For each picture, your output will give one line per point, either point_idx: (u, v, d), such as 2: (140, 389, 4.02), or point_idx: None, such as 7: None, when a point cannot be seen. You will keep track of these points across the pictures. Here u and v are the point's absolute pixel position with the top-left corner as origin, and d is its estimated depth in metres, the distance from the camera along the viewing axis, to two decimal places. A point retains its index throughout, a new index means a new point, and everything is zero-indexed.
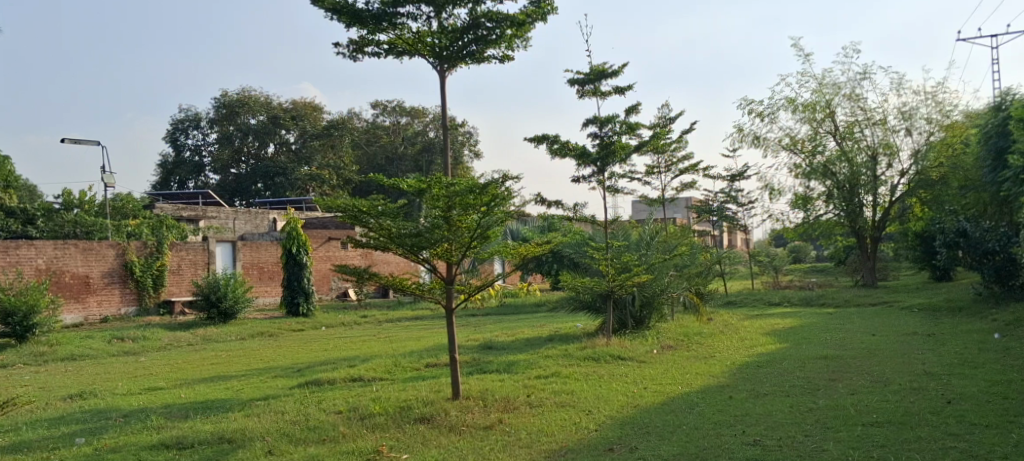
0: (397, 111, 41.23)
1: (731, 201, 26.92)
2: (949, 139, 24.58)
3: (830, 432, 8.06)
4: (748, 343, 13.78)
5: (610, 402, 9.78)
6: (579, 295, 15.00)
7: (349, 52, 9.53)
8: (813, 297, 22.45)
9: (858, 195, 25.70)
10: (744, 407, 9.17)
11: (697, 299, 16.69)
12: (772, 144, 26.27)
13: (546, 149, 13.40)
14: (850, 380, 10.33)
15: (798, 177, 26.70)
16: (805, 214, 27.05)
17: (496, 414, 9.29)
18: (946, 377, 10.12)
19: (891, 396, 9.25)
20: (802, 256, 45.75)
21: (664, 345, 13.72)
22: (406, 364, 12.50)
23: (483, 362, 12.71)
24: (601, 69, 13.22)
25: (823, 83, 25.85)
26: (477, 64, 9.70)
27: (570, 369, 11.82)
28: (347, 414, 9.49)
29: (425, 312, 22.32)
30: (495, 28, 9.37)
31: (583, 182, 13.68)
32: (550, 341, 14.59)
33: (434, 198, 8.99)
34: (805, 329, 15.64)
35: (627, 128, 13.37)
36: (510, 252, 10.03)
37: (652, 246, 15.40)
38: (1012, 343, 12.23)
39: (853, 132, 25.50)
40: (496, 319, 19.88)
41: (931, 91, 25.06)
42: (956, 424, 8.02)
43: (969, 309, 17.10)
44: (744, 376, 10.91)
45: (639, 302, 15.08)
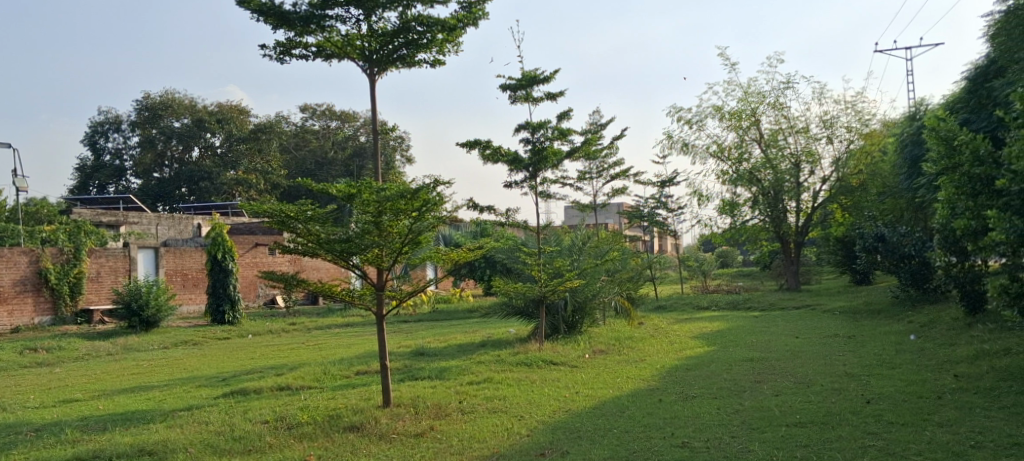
0: (327, 114, 40.74)
1: (661, 207, 27.33)
2: (868, 147, 25.48)
3: (756, 433, 8.23)
4: (677, 346, 14.00)
5: (543, 407, 9.80)
6: (511, 301, 15.01)
7: (276, 54, 9.35)
8: (740, 301, 22.95)
9: (782, 201, 26.44)
10: (673, 410, 9.30)
11: (628, 303, 16.87)
12: (700, 151, 26.79)
13: (479, 154, 13.38)
14: (774, 381, 10.60)
15: (725, 183, 27.27)
16: (732, 219, 27.65)
17: (427, 421, 9.22)
18: (865, 378, 10.46)
19: (813, 397, 9.52)
20: (730, 260, 46.76)
21: (595, 349, 13.83)
22: (336, 372, 12.31)
23: (414, 368, 12.61)
24: (533, 75, 13.27)
25: (748, 92, 26.46)
26: (408, 68, 9.63)
27: (503, 374, 11.81)
28: (274, 424, 9.29)
29: (356, 319, 22.04)
30: (426, 32, 9.32)
31: (515, 187, 13.71)
32: (483, 347, 14.57)
33: (364, 203, 8.89)
34: (731, 333, 15.97)
35: (558, 134, 13.44)
36: (442, 258, 9.97)
37: (584, 250, 15.52)
38: (927, 344, 12.72)
39: (777, 139, 26.20)
40: (428, 325, 19.74)
41: (851, 100, 25.91)
42: (874, 423, 8.29)
43: (887, 311, 17.73)
44: (674, 380, 11.08)
45: (571, 307, 15.24)
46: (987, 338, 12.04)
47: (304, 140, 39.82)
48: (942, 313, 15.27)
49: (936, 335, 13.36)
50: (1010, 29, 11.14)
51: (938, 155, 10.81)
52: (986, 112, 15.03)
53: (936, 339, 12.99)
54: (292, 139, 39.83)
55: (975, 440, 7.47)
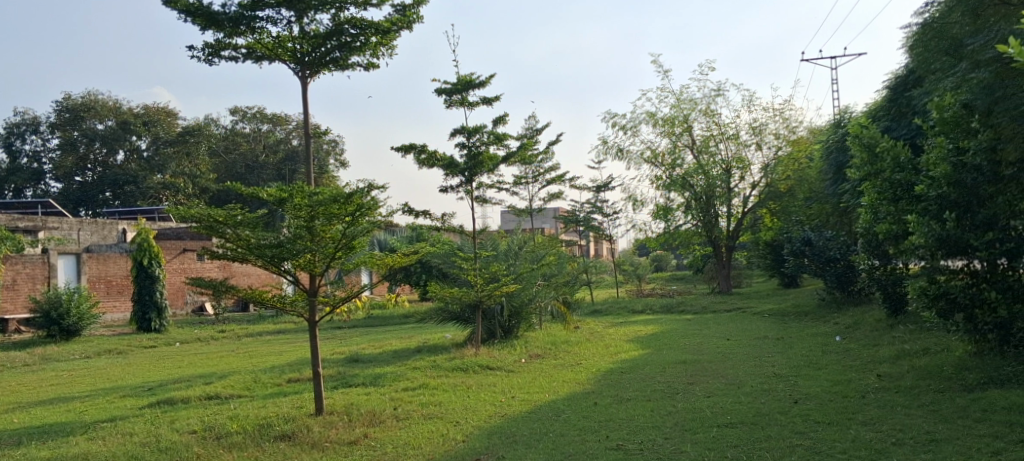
0: (258, 117, 39.99)
1: (597, 211, 27.57)
2: (795, 154, 26.19)
3: (688, 434, 8.35)
4: (612, 350, 14.15)
5: (478, 412, 9.77)
6: (447, 306, 14.93)
7: (204, 56, 9.12)
8: (673, 305, 23.29)
9: (714, 206, 26.99)
10: (608, 413, 9.38)
11: (564, 308, 16.96)
12: (634, 157, 27.14)
13: (414, 159, 13.29)
14: (706, 383, 10.78)
15: (659, 188, 27.65)
16: (665, 224, 28.10)
17: (361, 428, 9.10)
18: (793, 378, 10.71)
19: (744, 398, 9.71)
20: (663, 264, 47.47)
21: (532, 353, 13.86)
22: (267, 380, 12.06)
23: (348, 375, 12.44)
24: (468, 79, 13.25)
25: (681, 98, 26.88)
26: (341, 71, 9.51)
27: (439, 380, 11.74)
28: (203, 434, 9.05)
29: (288, 326, 21.65)
30: (359, 34, 9.23)
31: (451, 192, 13.65)
32: (418, 352, 14.47)
33: (296, 207, 8.73)
34: (665, 335, 16.21)
35: (494, 138, 13.43)
36: (377, 263, 9.86)
37: (520, 255, 15.54)
38: (852, 345, 13.11)
39: (708, 146, 26.71)
40: (362, 331, 19.50)
41: (778, 108, 26.61)
42: (801, 422, 8.49)
43: (814, 313, 18.24)
44: (609, 383, 11.17)
45: (507, 312, 15.25)
46: (907, 338, 12.49)
47: (234, 143, 38.96)
48: (866, 314, 15.76)
49: (860, 336, 13.80)
50: (927, 41, 11.57)
51: (861, 161, 11.15)
52: (906, 121, 15.58)
53: (860, 340, 13.41)
54: (221, 142, 38.94)
55: (897, 438, 7.71)
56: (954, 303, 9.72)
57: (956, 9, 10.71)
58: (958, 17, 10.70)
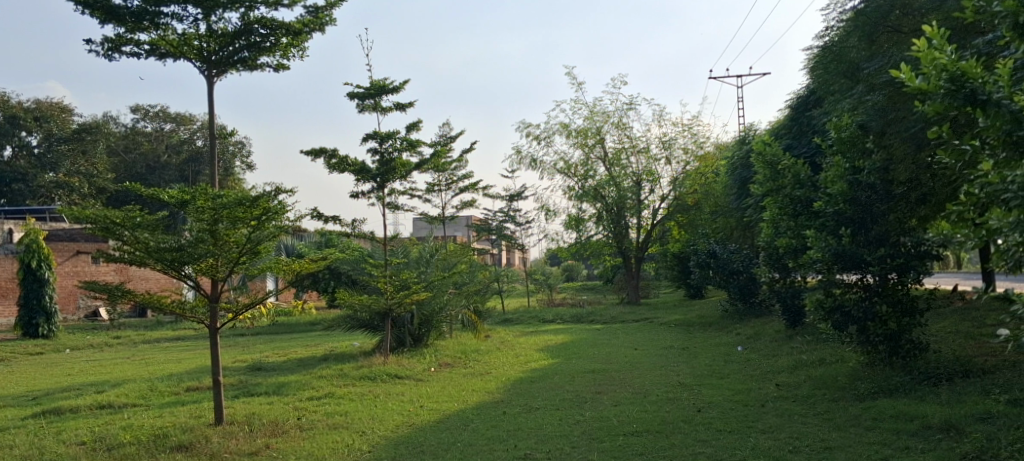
0: (160, 116, 38.72)
1: (509, 220, 27.68)
2: (702, 169, 26.97)
3: (594, 443, 8.42)
4: (523, 359, 14.19)
5: (386, 421, 9.62)
6: (356, 314, 14.68)
7: (103, 50, 8.71)
8: (583, 314, 23.54)
9: (624, 218, 27.48)
10: (516, 422, 9.38)
11: (475, 316, 16.96)
12: (547, 167, 27.38)
13: (324, 163, 13.03)
14: (614, 392, 10.92)
15: (571, 199, 27.96)
16: (577, 234, 28.43)
17: (263, 439, 8.83)
18: (696, 387, 10.96)
19: (649, 407, 9.87)
20: (574, 274, 48.12)
21: (442, 362, 13.77)
22: (163, 389, 11.57)
23: (250, 384, 12.06)
24: (381, 85, 13.10)
25: (594, 111, 27.31)
26: (250, 71, 9.27)
27: (345, 389, 11.51)
28: (91, 446, 8.61)
29: (188, 333, 20.91)
30: (269, 35, 9.00)
31: (362, 197, 13.44)
32: (325, 361, 14.18)
33: (199, 210, 8.46)
34: (574, 345, 16.36)
35: (407, 145, 13.31)
36: (283, 268, 9.61)
37: (431, 263, 15.41)
38: (752, 355, 13.53)
39: (620, 159, 27.20)
40: (266, 338, 18.98)
41: (687, 123, 27.37)
42: (704, 430, 8.68)
43: (718, 324, 18.76)
44: (518, 392, 11.18)
45: (417, 320, 15.11)
46: (804, 349, 12.96)
47: (134, 142, 37.53)
48: (766, 326, 16.30)
49: (760, 346, 14.25)
50: (826, 63, 12.08)
51: (764, 177, 11.53)
52: (806, 139, 16.23)
53: (761, 350, 13.84)
54: (121, 141, 37.42)
55: (793, 445, 7.95)
56: (848, 316, 10.20)
57: (853, 33, 11.21)
58: (855, 41, 11.21)
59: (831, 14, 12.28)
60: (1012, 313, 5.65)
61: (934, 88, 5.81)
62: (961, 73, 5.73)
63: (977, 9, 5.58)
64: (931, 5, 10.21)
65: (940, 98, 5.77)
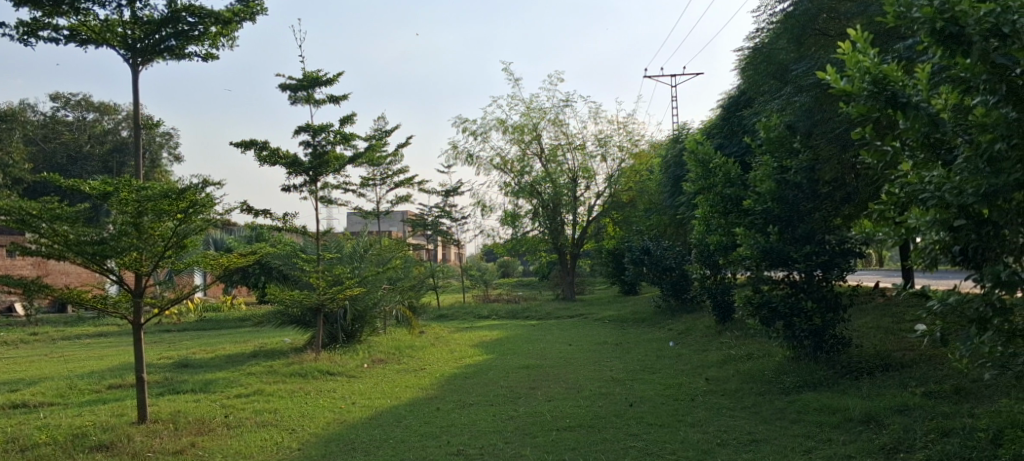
0: (83, 105, 37.41)
1: (445, 216, 27.57)
2: (636, 166, 27.33)
3: (528, 438, 8.44)
4: (457, 355, 14.14)
5: (316, 419, 9.47)
6: (287, 310, 14.41)
7: (19, 35, 8.35)
8: (518, 310, 23.60)
9: (559, 214, 27.60)
10: (450, 418, 9.34)
11: (410, 313, 16.86)
12: (483, 163, 27.36)
13: (255, 155, 12.76)
14: (548, 387, 10.97)
15: (507, 195, 27.99)
16: (513, 230, 28.48)
17: (189, 437, 8.60)
18: (628, 382, 11.09)
19: (582, 402, 9.94)
20: (510, 270, 48.36)
21: (375, 358, 13.64)
22: (83, 386, 11.19)
23: (176, 381, 11.75)
24: (314, 77, 12.89)
25: (530, 107, 27.40)
26: (177, 60, 9.01)
27: (275, 386, 11.30)
28: (4, 447, 8.26)
29: (111, 329, 20.26)
30: (198, 23, 8.75)
31: (294, 191, 13.20)
32: (254, 357, 13.90)
33: (122, 202, 8.18)
34: (509, 341, 16.38)
35: (341, 138, 13.12)
36: (210, 263, 9.38)
37: (365, 258, 15.24)
38: (683, 350, 13.78)
39: (556, 155, 27.36)
40: (193, 334, 18.51)
41: (622, 121, 27.71)
42: (636, 425, 8.79)
43: (651, 320, 19.03)
44: (452, 388, 11.13)
45: (350, 316, 14.90)
46: (733, 344, 13.25)
47: (54, 131, 36.10)
48: (697, 322, 16.62)
49: (691, 341, 14.51)
50: (756, 65, 12.37)
51: (696, 175, 11.71)
52: (737, 138, 16.57)
53: (692, 345, 14.09)
54: (40, 130, 35.96)
55: (721, 438, 8.10)
56: (775, 312, 10.46)
57: (782, 36, 11.48)
58: (784, 43, 11.51)
59: (762, 16, 12.55)
60: (928, 308, 5.86)
61: (858, 90, 5.93)
62: (882, 76, 5.85)
63: (898, 15, 5.73)
64: (856, 10, 10.54)
65: (863, 100, 5.89)
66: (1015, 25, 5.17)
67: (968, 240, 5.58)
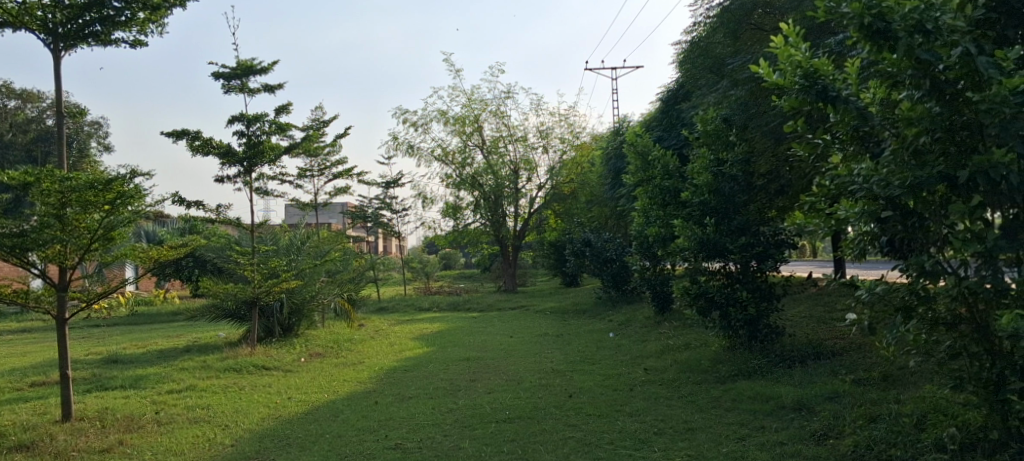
0: (4, 93, 35.94)
1: (386, 208, 27.31)
2: (579, 158, 27.58)
3: (466, 431, 8.40)
4: (397, 347, 14.01)
5: (250, 414, 9.28)
6: (220, 304, 14.06)
7: None
8: (459, 302, 23.51)
9: (501, 206, 27.52)
10: (387, 412, 9.24)
11: (349, 305, 16.65)
12: (424, 154, 27.15)
13: (187, 145, 12.41)
14: (488, 379, 10.94)
15: (449, 186, 27.82)
16: (454, 222, 28.36)
17: (116, 435, 8.33)
18: (568, 374, 11.13)
19: (522, 393, 9.94)
20: (452, 262, 48.27)
21: (312, 352, 13.42)
22: (4, 384, 10.76)
23: (104, 377, 11.38)
24: (249, 65, 12.60)
25: (472, 98, 27.30)
26: (102, 46, 8.69)
27: (208, 382, 11.02)
28: None
29: (35, 325, 19.53)
30: (124, 8, 8.45)
31: (228, 182, 12.90)
32: (187, 352, 13.56)
33: (45, 193, 7.86)
34: (450, 333, 16.31)
35: (276, 128, 12.86)
36: (140, 256, 9.07)
37: (302, 250, 14.98)
38: (623, 341, 13.90)
39: (498, 147, 27.32)
40: (123, 330, 17.97)
41: (564, 113, 27.82)
42: (575, 415, 8.83)
43: (591, 310, 19.16)
44: (390, 381, 11.02)
45: (287, 310, 14.59)
46: (671, 334, 13.41)
47: None
48: (636, 312, 16.80)
49: (631, 332, 14.65)
50: (695, 58, 12.54)
51: (635, 167, 11.76)
52: (676, 131, 16.76)
53: (631, 336, 14.23)
54: None
55: (658, 428, 8.18)
56: (711, 302, 10.58)
57: (718, 30, 11.67)
58: (721, 37, 11.71)
59: (699, 11, 12.71)
60: (856, 297, 5.98)
61: (789, 84, 6.01)
62: (813, 70, 5.92)
63: (828, 10, 5.82)
64: (789, 5, 10.75)
65: (795, 93, 5.95)
66: (938, 21, 5.31)
67: (895, 230, 5.72)
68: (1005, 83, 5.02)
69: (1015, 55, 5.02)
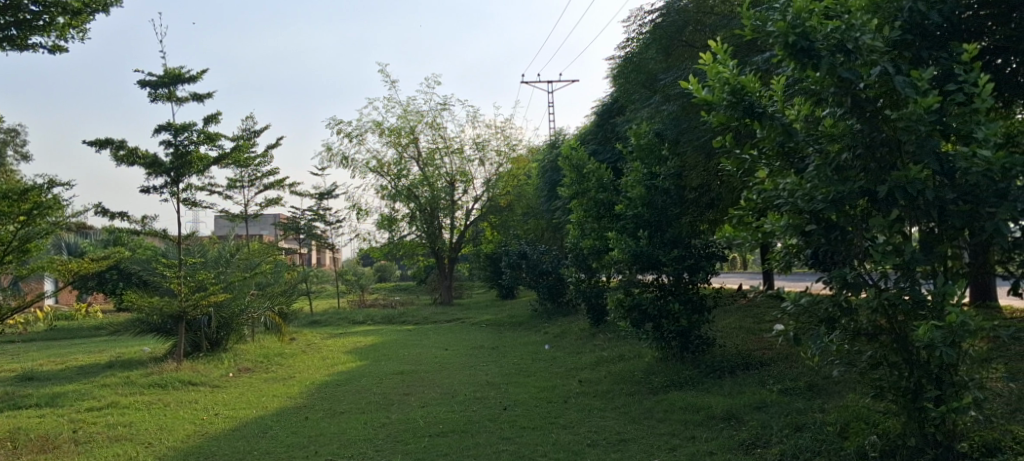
0: None
1: (319, 219, 26.91)
2: (515, 171, 27.67)
3: (399, 445, 8.29)
4: (329, 362, 13.78)
5: (174, 432, 9.00)
6: (145, 318, 13.63)
7: None
8: (394, 315, 23.28)
9: (437, 218, 27.39)
10: (318, 427, 9.07)
11: (280, 319, 16.33)
12: (359, 165, 26.87)
13: (110, 154, 12.03)
14: (422, 393, 10.85)
15: (384, 198, 27.58)
16: (389, 234, 28.11)
17: (29, 456, 7.97)
18: (503, 386, 11.11)
19: (456, 406, 9.88)
20: (387, 274, 47.88)
21: (241, 367, 13.11)
22: None
23: (18, 396, 10.89)
24: (177, 73, 12.30)
25: (407, 110, 27.17)
26: (19, 51, 8.37)
27: (130, 398, 10.65)
28: None
29: None
30: (42, 13, 8.14)
31: (153, 193, 12.54)
32: (109, 368, 13.08)
33: None
34: (384, 346, 16.12)
35: (205, 138, 12.56)
36: (57, 269, 8.70)
37: (232, 262, 14.64)
38: (558, 352, 13.97)
39: (434, 159, 27.23)
40: (40, 345, 17.25)
41: (500, 126, 27.91)
42: (508, 428, 8.80)
43: (527, 322, 19.18)
44: (322, 396, 10.82)
45: (215, 323, 14.21)
46: (605, 346, 13.53)
47: None
48: (572, 325, 16.89)
49: (566, 344, 14.72)
50: (628, 73, 12.71)
51: (570, 180, 11.78)
52: (610, 145, 16.93)
53: (566, 348, 14.30)
54: None
55: (591, 439, 8.22)
56: (645, 314, 10.69)
57: (650, 46, 11.87)
58: (653, 53, 11.92)
59: (632, 27, 12.89)
60: (782, 308, 6.10)
61: (718, 99, 6.13)
62: (741, 87, 6.05)
63: (754, 28, 5.97)
64: (719, 24, 11.01)
65: (723, 109, 6.09)
66: (858, 41, 5.48)
67: (819, 244, 5.85)
68: (920, 102, 5.22)
69: (930, 75, 5.21)
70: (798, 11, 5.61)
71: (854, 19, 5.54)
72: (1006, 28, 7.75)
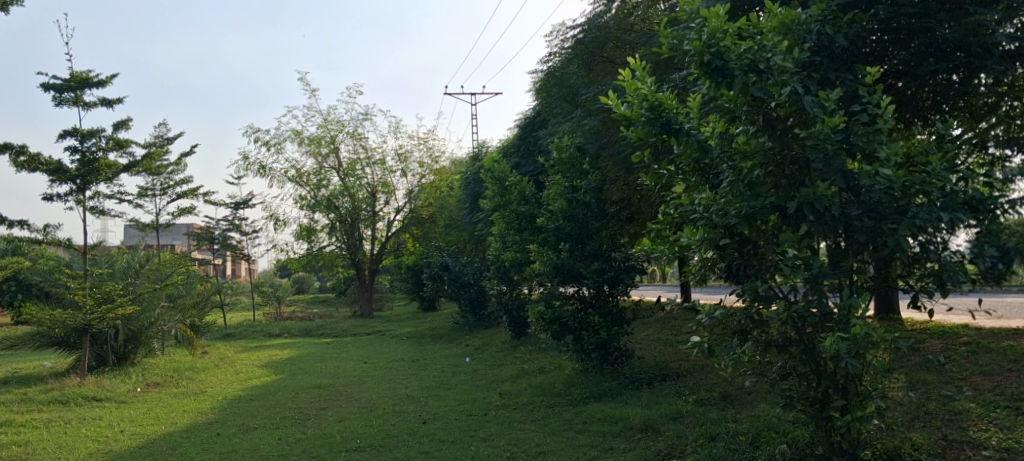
0: None
1: (234, 229, 26.25)
2: (437, 182, 27.57)
3: None
4: (243, 376, 13.40)
5: (75, 450, 8.60)
6: (46, 331, 13.01)
7: None
8: (312, 328, 22.84)
9: (358, 229, 27.01)
10: (230, 444, 8.80)
11: (191, 332, 15.85)
12: (277, 175, 26.33)
13: (10, 160, 11.46)
14: (339, 407, 10.64)
15: (302, 208, 27.08)
16: (308, 245, 27.61)
17: None
18: (422, 399, 11.00)
19: (374, 420, 9.73)
20: (306, 286, 47.02)
21: (149, 382, 12.64)
22: None
23: None
24: (85, 77, 11.83)
25: (328, 119, 26.79)
26: None
27: (27, 416, 10.14)
28: None
29: None
30: None
31: (57, 201, 12.00)
32: (4, 384, 12.43)
33: None
34: (301, 360, 15.80)
35: (114, 144, 12.11)
36: None
37: (140, 273, 14.15)
38: (478, 365, 13.93)
39: (354, 169, 26.90)
40: None
41: (423, 137, 27.80)
42: (427, 442, 8.71)
43: (447, 334, 19.09)
44: (234, 412, 10.50)
45: (122, 337, 13.65)
46: (525, 358, 13.56)
47: None
48: (493, 337, 16.88)
49: (487, 356, 14.71)
50: (550, 88, 12.83)
51: (492, 192, 11.79)
52: (532, 158, 17.03)
53: (487, 360, 14.28)
54: None
55: (511, 452, 8.20)
56: (565, 326, 10.75)
57: (572, 61, 12.02)
58: (575, 68, 12.07)
59: (554, 41, 13.04)
60: (696, 321, 6.21)
61: (636, 115, 6.20)
62: (659, 103, 6.15)
63: (672, 47, 6.10)
64: (639, 41, 11.23)
65: (642, 125, 6.17)
66: (769, 61, 5.67)
67: (732, 257, 5.96)
68: (828, 121, 5.43)
69: (836, 97, 5.43)
70: (713, 30, 5.75)
71: (765, 40, 5.72)
72: (905, 54, 8.12)
